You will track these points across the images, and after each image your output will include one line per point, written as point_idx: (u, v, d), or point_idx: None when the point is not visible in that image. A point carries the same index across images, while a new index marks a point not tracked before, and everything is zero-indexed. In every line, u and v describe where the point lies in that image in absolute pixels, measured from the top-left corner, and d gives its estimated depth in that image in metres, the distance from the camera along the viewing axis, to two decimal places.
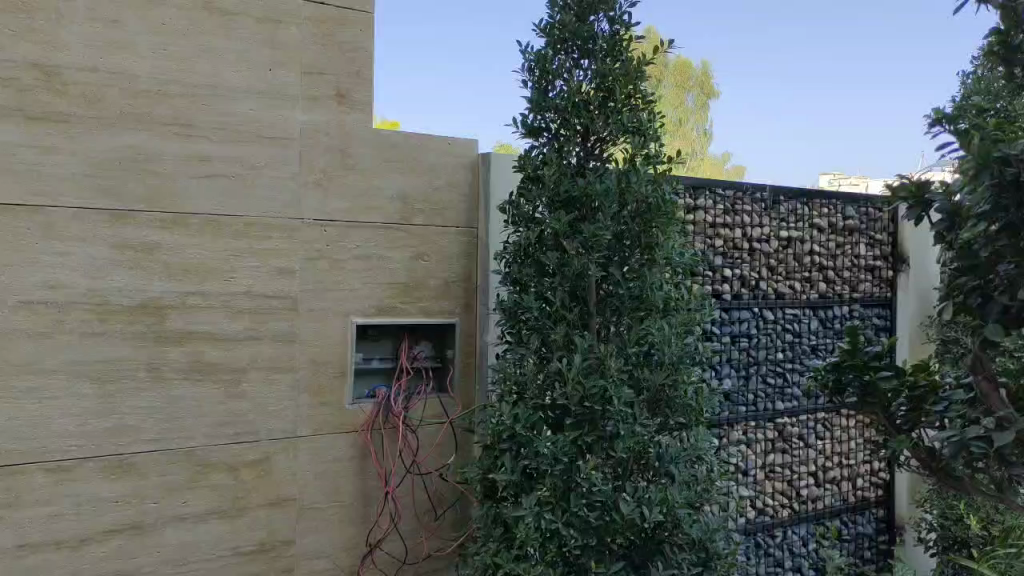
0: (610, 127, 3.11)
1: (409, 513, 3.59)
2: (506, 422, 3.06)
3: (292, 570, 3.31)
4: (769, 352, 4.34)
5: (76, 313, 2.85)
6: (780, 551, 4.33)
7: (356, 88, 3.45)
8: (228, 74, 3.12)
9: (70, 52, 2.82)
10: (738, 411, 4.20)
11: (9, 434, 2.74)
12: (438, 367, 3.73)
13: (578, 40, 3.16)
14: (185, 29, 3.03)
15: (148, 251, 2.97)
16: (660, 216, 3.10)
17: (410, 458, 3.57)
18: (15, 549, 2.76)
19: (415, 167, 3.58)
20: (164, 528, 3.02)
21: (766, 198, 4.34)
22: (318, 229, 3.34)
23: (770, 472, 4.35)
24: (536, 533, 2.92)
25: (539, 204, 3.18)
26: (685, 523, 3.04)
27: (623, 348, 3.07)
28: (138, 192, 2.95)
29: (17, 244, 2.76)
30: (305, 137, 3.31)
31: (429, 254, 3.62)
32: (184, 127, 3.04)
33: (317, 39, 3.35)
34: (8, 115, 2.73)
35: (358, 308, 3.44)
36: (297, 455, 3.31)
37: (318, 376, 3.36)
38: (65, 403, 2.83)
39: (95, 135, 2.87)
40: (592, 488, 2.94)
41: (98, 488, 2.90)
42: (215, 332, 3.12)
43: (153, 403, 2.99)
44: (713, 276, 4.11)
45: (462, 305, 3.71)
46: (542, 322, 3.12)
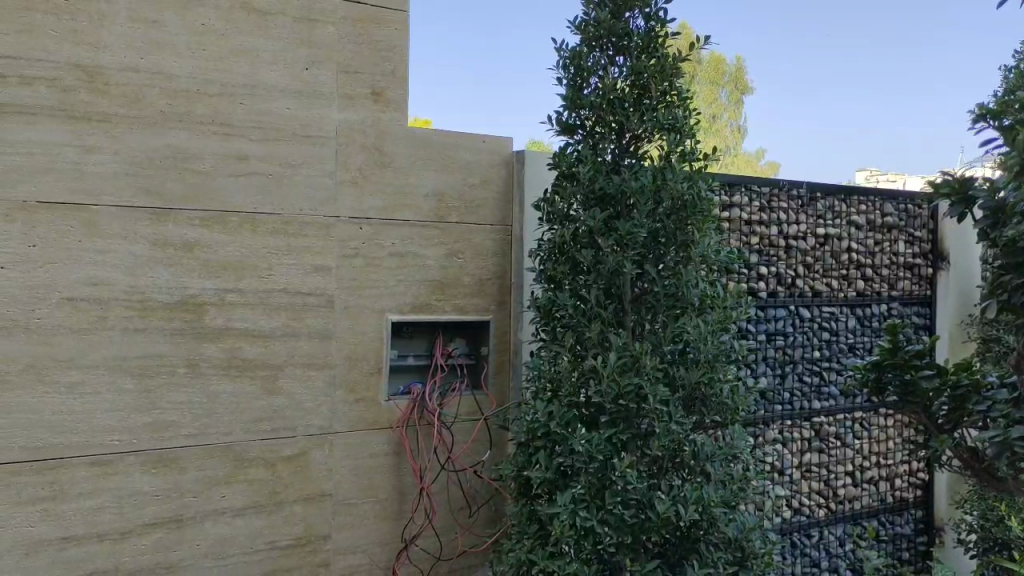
0: (646, 123, 3.09)
1: (444, 510, 3.61)
2: (541, 419, 3.06)
3: (327, 564, 3.35)
4: (805, 351, 4.30)
5: (119, 311, 2.90)
6: (816, 551, 4.29)
7: (392, 86, 3.47)
8: (266, 74, 3.15)
9: (112, 52, 2.87)
10: (775, 410, 4.17)
11: (54, 429, 2.79)
12: (473, 364, 3.74)
13: (614, 37, 3.15)
14: (224, 29, 3.07)
15: (188, 248, 3.02)
16: (696, 213, 3.09)
17: (445, 455, 3.59)
18: (60, 541, 2.81)
19: (450, 165, 3.59)
20: (204, 523, 3.06)
21: (802, 194, 4.29)
22: (355, 227, 3.37)
23: (806, 472, 4.31)
24: (570, 530, 2.92)
25: (574, 202, 3.18)
26: (722, 522, 3.02)
27: (658, 346, 3.06)
28: (178, 190, 2.99)
29: (62, 242, 2.80)
30: (341, 135, 3.33)
31: (464, 251, 3.63)
32: (223, 126, 3.07)
33: (353, 38, 3.37)
34: (53, 115, 2.77)
35: (394, 305, 3.46)
36: (333, 451, 3.34)
37: (355, 372, 3.38)
38: (108, 398, 2.88)
39: (137, 135, 2.91)
40: (627, 486, 2.94)
41: (140, 482, 2.94)
42: (254, 329, 3.16)
43: (193, 398, 3.04)
44: (749, 273, 4.08)
45: (496, 303, 3.72)
46: (577, 320, 3.12)
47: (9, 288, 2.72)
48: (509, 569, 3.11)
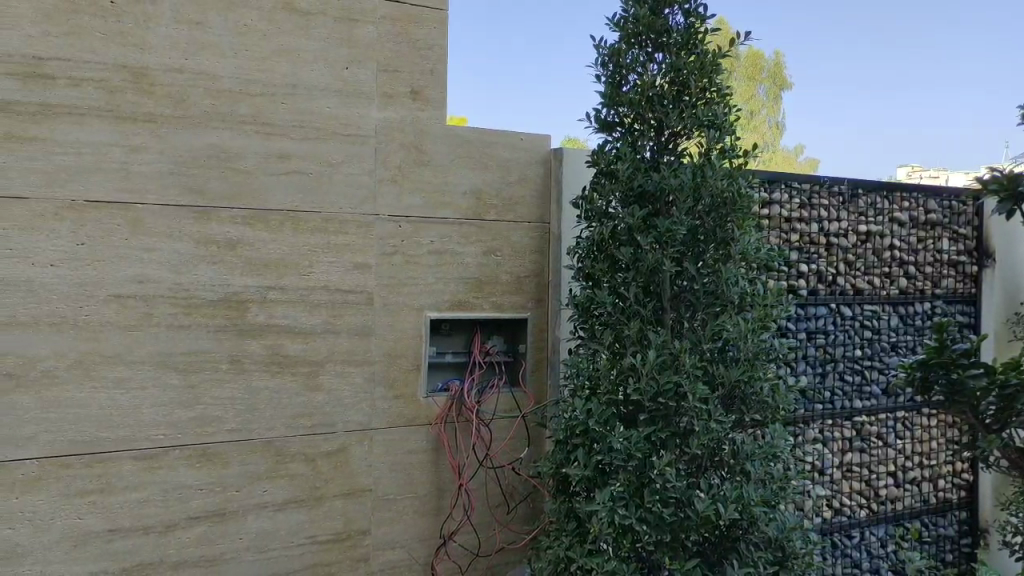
0: (685, 121, 3.08)
1: (482, 506, 3.63)
2: (580, 417, 3.07)
3: (367, 559, 3.38)
4: (847, 350, 4.25)
5: (164, 307, 2.95)
6: (857, 552, 4.25)
7: (430, 85, 3.48)
8: (307, 74, 3.19)
9: (157, 53, 2.92)
10: (816, 409, 4.12)
11: (101, 423, 2.85)
12: (511, 361, 3.75)
13: (653, 33, 3.14)
14: (266, 29, 3.11)
15: (231, 246, 3.06)
16: (736, 211, 3.08)
17: (484, 451, 3.61)
18: (107, 533, 2.87)
19: (488, 163, 3.60)
20: (246, 516, 3.11)
21: (844, 191, 4.24)
22: (394, 225, 3.39)
23: (847, 472, 4.26)
24: (609, 527, 2.92)
25: (613, 199, 3.19)
26: (762, 522, 3.00)
27: (698, 344, 3.05)
28: (222, 189, 3.04)
29: (110, 240, 2.85)
30: (381, 134, 3.36)
31: (502, 248, 3.64)
32: (266, 126, 3.11)
33: (394, 37, 3.39)
34: (101, 115, 2.83)
35: (432, 303, 3.48)
36: (373, 446, 3.37)
37: (394, 369, 3.41)
38: (154, 394, 2.94)
39: (183, 135, 2.96)
40: (667, 484, 2.93)
41: (184, 476, 2.99)
42: (295, 326, 3.20)
43: (237, 394, 3.08)
44: (789, 271, 4.04)
45: (534, 300, 3.73)
46: (616, 317, 3.12)
47: (58, 286, 2.78)
48: (548, 566, 3.11)
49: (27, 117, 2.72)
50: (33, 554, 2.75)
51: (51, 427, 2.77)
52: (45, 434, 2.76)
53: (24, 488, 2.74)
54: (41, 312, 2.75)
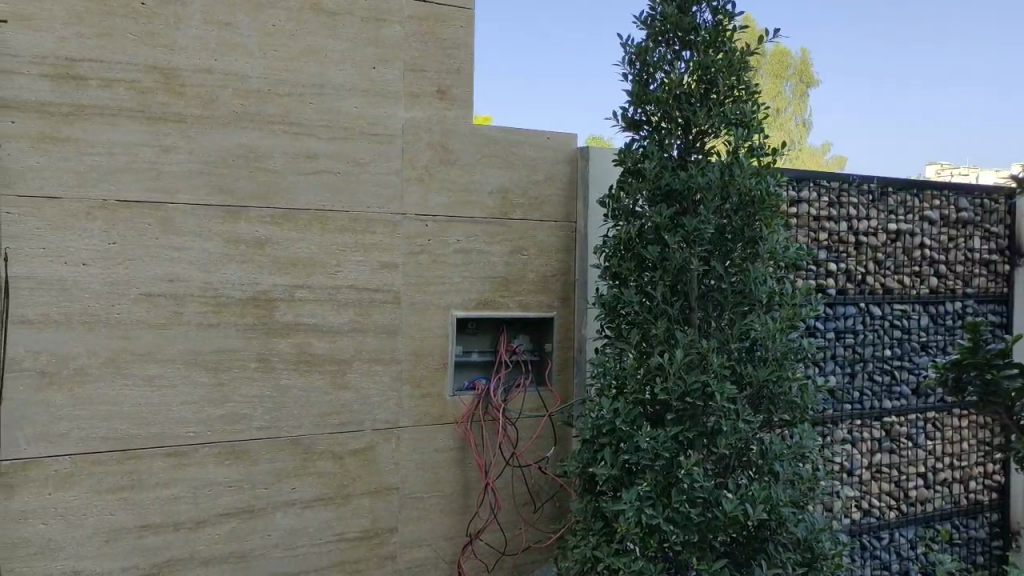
0: (713, 119, 3.06)
1: (508, 505, 3.63)
2: (607, 416, 3.07)
3: (394, 557, 3.39)
4: (876, 349, 4.21)
5: (193, 306, 2.98)
6: (886, 554, 4.21)
7: (457, 84, 3.49)
8: (334, 74, 3.21)
9: (187, 54, 2.94)
10: (844, 409, 4.09)
11: (132, 420, 2.88)
12: (537, 361, 3.75)
13: (680, 31, 3.13)
14: (293, 30, 3.13)
15: (260, 246, 3.08)
16: (764, 209, 3.06)
17: (510, 450, 3.61)
18: (137, 529, 2.90)
19: (514, 162, 3.60)
20: (274, 513, 3.13)
21: (873, 189, 4.20)
22: (420, 224, 3.40)
23: (876, 472, 4.22)
24: (636, 527, 2.91)
25: (640, 198, 3.18)
26: (790, 522, 2.99)
27: (725, 344, 3.04)
28: (250, 189, 3.06)
29: (139, 239, 2.88)
30: (407, 134, 3.37)
31: (528, 247, 3.64)
32: (293, 125, 3.13)
33: (420, 37, 3.40)
34: (131, 115, 2.86)
35: (458, 301, 3.49)
36: (399, 445, 3.38)
37: (420, 367, 3.42)
38: (183, 392, 2.97)
39: (211, 135, 2.99)
40: (694, 484, 2.92)
41: (213, 473, 3.02)
42: (322, 325, 3.22)
43: (265, 392, 3.11)
44: (817, 270, 4.01)
45: (559, 300, 3.72)
46: (643, 316, 3.11)
47: (89, 285, 2.81)
48: (575, 565, 3.11)
49: (59, 118, 2.75)
50: (65, 550, 2.79)
51: (83, 424, 2.81)
52: (77, 431, 2.80)
53: (57, 484, 2.77)
54: (73, 311, 2.79)
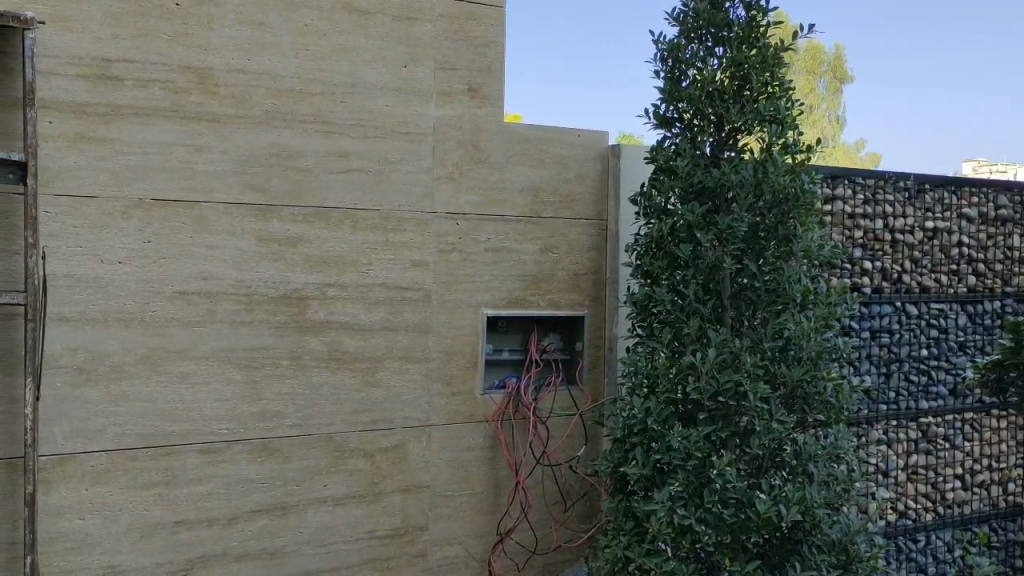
0: (746, 116, 3.03)
1: (539, 504, 3.62)
2: (638, 416, 3.05)
3: (424, 556, 3.40)
4: (912, 349, 4.14)
5: (226, 304, 3.00)
6: (923, 557, 4.15)
7: (488, 82, 3.48)
8: (366, 72, 3.21)
9: (221, 54, 2.96)
10: (880, 409, 4.03)
11: (166, 417, 2.91)
12: (568, 360, 3.73)
13: (713, 28, 3.09)
14: (325, 29, 3.14)
15: (292, 244, 3.10)
16: (799, 207, 3.02)
17: (540, 449, 3.61)
18: (171, 525, 2.93)
19: (545, 160, 3.59)
20: (306, 511, 3.15)
21: (910, 186, 4.12)
22: (451, 223, 3.40)
23: (912, 474, 4.15)
24: (668, 527, 2.90)
25: (672, 196, 3.15)
26: (825, 524, 2.95)
27: (758, 344, 3.01)
28: (282, 188, 3.08)
29: (173, 238, 2.91)
30: (438, 132, 3.37)
31: (558, 246, 3.63)
32: (325, 124, 3.15)
33: (451, 36, 3.40)
34: (166, 115, 2.88)
35: (489, 300, 3.48)
36: (430, 443, 3.39)
37: (451, 365, 3.42)
38: (216, 389, 2.99)
39: (243, 135, 3.01)
40: (727, 484, 2.90)
41: (246, 470, 3.04)
42: (354, 323, 3.23)
43: (296, 390, 3.12)
44: (852, 269, 3.96)
45: (591, 298, 3.70)
46: (675, 315, 3.09)
47: (125, 283, 2.84)
48: (605, 565, 3.10)
49: (96, 117, 2.78)
50: (102, 544, 2.82)
51: (119, 420, 2.84)
52: (113, 427, 2.83)
53: (93, 480, 2.81)
54: (109, 308, 2.82)
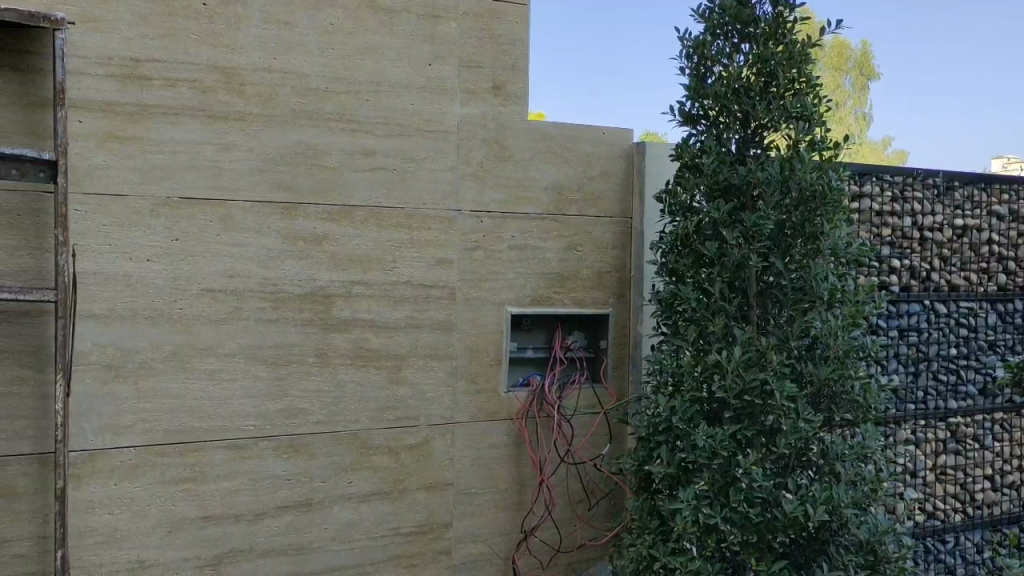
0: (773, 113, 3.00)
1: (563, 502, 3.62)
2: (664, 414, 3.04)
3: (449, 553, 3.41)
4: (941, 348, 4.10)
5: (253, 302, 3.02)
6: (952, 558, 4.10)
7: (512, 80, 3.48)
8: (391, 71, 3.22)
9: (248, 54, 2.98)
10: (908, 409, 3.99)
11: (194, 413, 2.94)
12: (592, 357, 3.72)
13: (739, 24, 3.07)
14: (350, 28, 3.15)
15: (318, 242, 3.12)
16: (827, 205, 2.99)
17: (565, 447, 3.60)
18: (199, 520, 2.96)
19: (569, 157, 3.58)
20: (331, 507, 3.17)
21: (939, 183, 4.07)
22: (475, 221, 3.41)
23: (941, 474, 4.11)
24: (693, 526, 2.90)
25: (697, 193, 3.14)
26: (852, 523, 2.93)
27: (785, 342, 2.99)
28: (308, 186, 3.10)
29: (201, 236, 2.93)
30: (463, 130, 3.38)
31: (583, 244, 3.62)
32: (350, 122, 3.16)
33: (475, 33, 3.40)
34: (194, 114, 2.91)
35: (514, 298, 3.48)
36: (454, 440, 3.40)
37: (475, 363, 3.42)
38: (243, 385, 3.01)
39: (270, 133, 3.03)
40: (753, 483, 2.89)
41: (272, 466, 3.06)
42: (378, 320, 3.24)
43: (322, 386, 3.14)
44: (880, 267, 3.92)
45: (615, 296, 3.70)
46: (701, 314, 3.08)
47: (154, 280, 2.87)
48: (629, 564, 3.08)
49: (125, 117, 2.81)
50: (130, 539, 2.85)
51: (147, 416, 2.87)
52: (141, 423, 2.87)
53: (122, 475, 2.84)
54: (138, 306, 2.85)
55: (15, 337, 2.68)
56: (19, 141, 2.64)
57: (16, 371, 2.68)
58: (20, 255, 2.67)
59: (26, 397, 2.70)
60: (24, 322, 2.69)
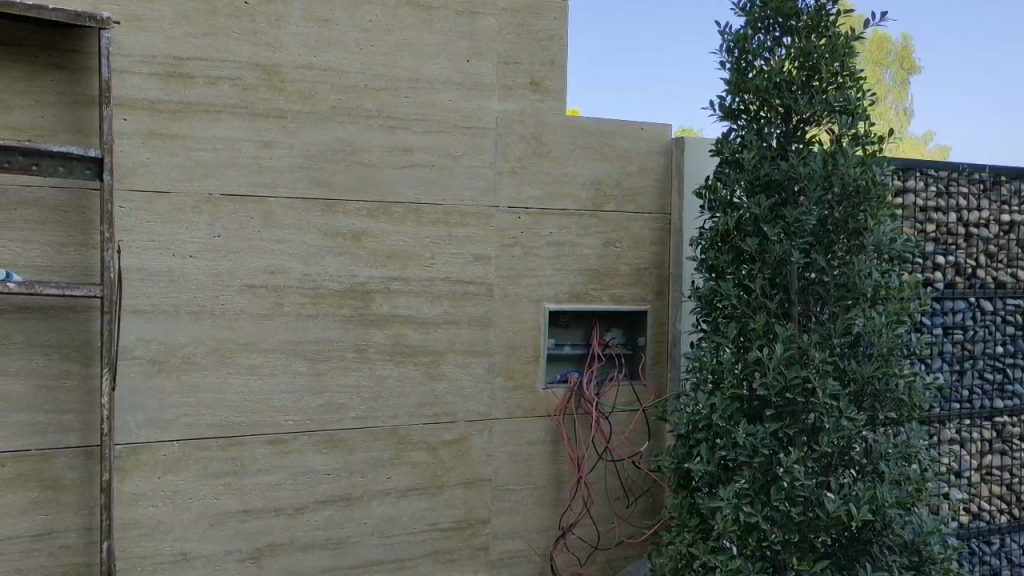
0: (816, 107, 2.97)
1: (601, 499, 3.60)
2: (703, 412, 3.03)
3: (486, 549, 3.41)
4: (987, 346, 4.02)
5: (293, 297, 3.05)
6: (997, 560, 4.03)
7: (550, 76, 3.47)
8: (430, 67, 3.23)
9: (289, 51, 3.00)
10: (953, 409, 3.91)
11: (236, 408, 2.97)
12: (631, 354, 3.70)
13: (781, 17, 3.04)
14: (389, 24, 3.16)
15: (357, 238, 3.13)
16: (870, 200, 2.95)
17: (603, 444, 3.59)
18: (241, 513, 2.99)
19: (608, 153, 3.56)
20: (370, 502, 3.18)
21: (985, 178, 4.01)
22: (513, 217, 3.41)
23: (986, 474, 4.03)
24: (734, 525, 2.87)
25: (738, 189, 3.11)
26: (897, 524, 2.88)
27: (828, 339, 2.95)
28: (347, 183, 3.11)
29: (243, 233, 2.96)
30: (501, 126, 3.37)
31: (621, 240, 3.60)
32: (389, 119, 3.17)
33: (514, 28, 3.40)
34: (236, 112, 2.94)
35: (551, 294, 3.48)
36: (492, 436, 3.40)
37: (513, 359, 3.42)
38: (283, 381, 3.04)
39: (310, 130, 3.04)
40: (795, 482, 2.85)
41: (312, 461, 3.09)
42: (417, 316, 3.25)
43: (361, 382, 3.16)
44: (924, 263, 3.85)
45: (654, 292, 3.67)
46: (741, 311, 3.05)
47: (197, 276, 2.90)
48: (668, 562, 3.07)
49: (168, 115, 2.84)
50: (173, 532, 2.89)
51: (190, 410, 2.91)
52: (184, 417, 2.90)
53: (166, 468, 2.88)
54: (181, 302, 2.88)
55: (62, 333, 2.72)
56: (65, 139, 2.68)
57: (62, 365, 2.73)
58: (67, 252, 2.72)
59: (72, 391, 2.74)
60: (71, 317, 2.73)
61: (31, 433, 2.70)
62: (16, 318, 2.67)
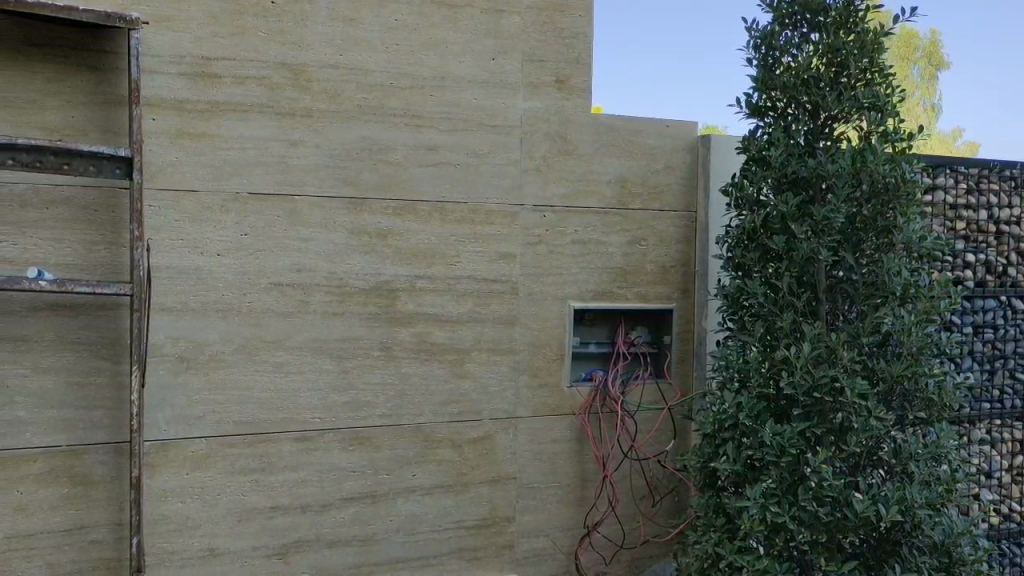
0: (844, 103, 2.94)
1: (627, 498, 3.59)
2: (730, 411, 3.01)
3: (511, 547, 3.41)
4: (1018, 346, 3.96)
5: (320, 295, 3.06)
6: None
7: (576, 74, 3.46)
8: (455, 66, 3.24)
9: (315, 50, 3.02)
10: (983, 409, 3.86)
11: (263, 406, 2.99)
12: (656, 352, 3.69)
13: (809, 13, 3.01)
14: (415, 23, 3.16)
15: (384, 237, 3.15)
16: (899, 197, 2.92)
17: (628, 443, 3.58)
18: (269, 509, 3.01)
19: (633, 150, 3.55)
20: (396, 499, 3.19)
21: (1016, 175, 3.95)
22: (538, 215, 3.40)
23: (1017, 474, 3.98)
24: (761, 525, 2.85)
25: (765, 186, 3.09)
26: (926, 525, 2.85)
27: (857, 338, 2.92)
28: (374, 181, 3.12)
29: (270, 231, 2.98)
30: (526, 124, 3.37)
31: (647, 237, 3.59)
32: (415, 117, 3.17)
33: (540, 27, 3.39)
34: (263, 111, 2.95)
35: (577, 292, 3.47)
36: (517, 434, 3.40)
37: (538, 358, 3.42)
38: (310, 379, 3.06)
39: (336, 128, 3.06)
40: (823, 482, 2.83)
41: (339, 458, 3.10)
42: (443, 314, 3.26)
43: (387, 380, 3.17)
44: (954, 262, 3.80)
45: (679, 291, 3.65)
46: (768, 309, 3.03)
47: (225, 275, 2.93)
48: (694, 561, 3.06)
49: (196, 115, 2.87)
50: (202, 528, 2.92)
51: (218, 408, 2.93)
52: (213, 414, 2.93)
53: (195, 465, 2.91)
54: (209, 300, 2.91)
55: (93, 331, 2.76)
56: (95, 139, 2.71)
57: (93, 362, 2.76)
58: (98, 251, 2.75)
59: (102, 388, 2.77)
60: (102, 315, 2.77)
61: (62, 429, 2.73)
62: (48, 315, 2.70)
